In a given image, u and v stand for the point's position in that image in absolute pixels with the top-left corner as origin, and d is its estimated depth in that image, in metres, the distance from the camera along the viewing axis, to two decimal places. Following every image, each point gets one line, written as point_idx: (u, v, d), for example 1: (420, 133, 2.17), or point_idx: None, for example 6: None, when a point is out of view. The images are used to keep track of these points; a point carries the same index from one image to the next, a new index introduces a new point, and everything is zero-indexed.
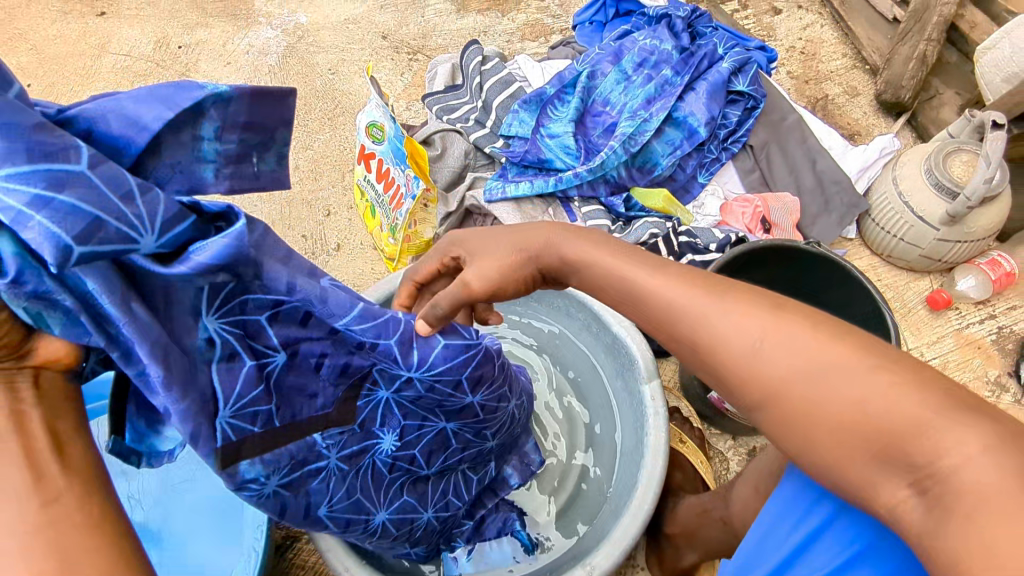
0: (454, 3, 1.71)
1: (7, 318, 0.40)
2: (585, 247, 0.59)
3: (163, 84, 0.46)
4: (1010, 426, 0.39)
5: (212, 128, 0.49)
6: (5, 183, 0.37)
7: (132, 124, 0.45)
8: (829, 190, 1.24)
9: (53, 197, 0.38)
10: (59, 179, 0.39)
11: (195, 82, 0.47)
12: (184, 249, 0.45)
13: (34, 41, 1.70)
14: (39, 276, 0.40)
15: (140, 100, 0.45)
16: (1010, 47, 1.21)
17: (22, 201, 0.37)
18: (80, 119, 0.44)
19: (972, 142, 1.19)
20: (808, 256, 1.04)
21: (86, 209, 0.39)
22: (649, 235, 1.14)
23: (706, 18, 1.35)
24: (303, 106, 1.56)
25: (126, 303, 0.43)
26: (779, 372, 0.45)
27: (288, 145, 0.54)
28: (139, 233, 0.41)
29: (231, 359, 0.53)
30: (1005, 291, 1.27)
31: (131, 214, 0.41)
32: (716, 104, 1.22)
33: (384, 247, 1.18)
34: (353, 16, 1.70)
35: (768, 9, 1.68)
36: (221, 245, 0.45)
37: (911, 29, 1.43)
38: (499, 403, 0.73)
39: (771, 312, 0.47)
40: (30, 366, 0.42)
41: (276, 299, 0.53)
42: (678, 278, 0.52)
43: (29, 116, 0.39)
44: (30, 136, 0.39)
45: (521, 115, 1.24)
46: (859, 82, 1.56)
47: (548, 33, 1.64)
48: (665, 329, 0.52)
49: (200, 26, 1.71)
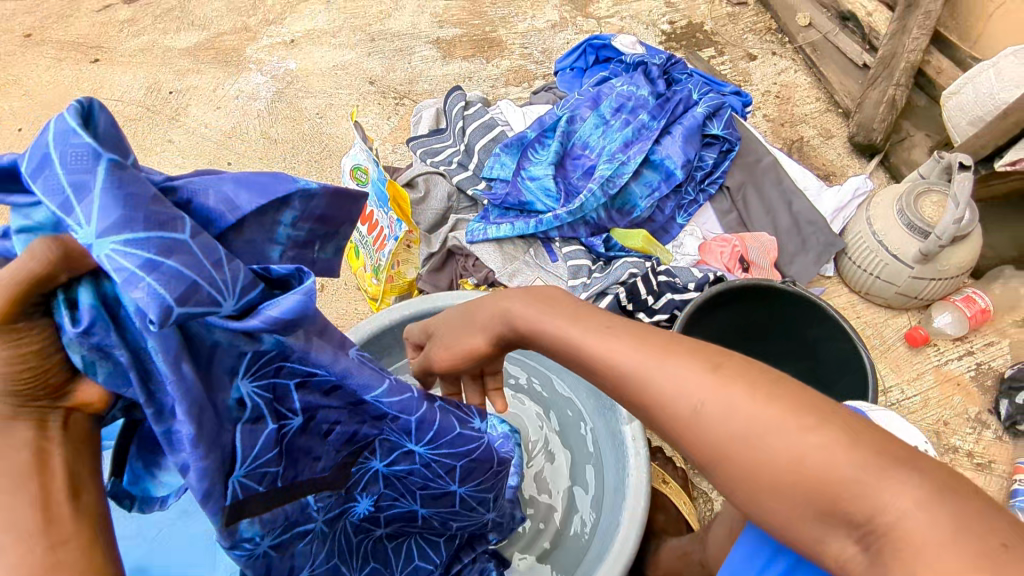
0: (440, 50, 1.76)
1: (59, 361, 0.41)
2: (531, 313, 0.56)
3: (263, 174, 0.49)
4: (942, 479, 0.39)
5: (290, 217, 0.52)
6: (122, 246, 0.38)
7: (228, 202, 0.47)
8: (805, 230, 1.26)
9: (162, 261, 0.39)
10: (169, 246, 0.39)
11: (290, 176, 0.51)
12: (255, 306, 0.46)
13: (27, 87, 1.73)
14: (107, 330, 0.41)
15: (242, 185, 0.48)
16: (973, 93, 1.26)
17: (135, 263, 0.38)
18: (183, 189, 0.45)
19: (941, 183, 1.23)
20: (786, 296, 1.05)
21: (189, 275, 0.40)
22: (628, 274, 1.15)
23: (682, 65, 1.40)
24: (291, 149, 1.59)
25: (178, 362, 0.43)
26: (718, 434, 0.44)
27: (347, 239, 0.58)
28: (223, 298, 0.42)
29: (256, 421, 0.51)
30: (981, 328, 1.29)
31: (220, 280, 0.42)
32: (692, 147, 1.25)
33: (367, 289, 1.17)
34: (341, 62, 1.75)
35: (743, 55, 1.74)
36: (294, 300, 0.46)
37: (880, 75, 1.48)
38: (478, 504, 0.75)
39: (708, 370, 0.45)
40: (64, 406, 0.42)
41: (310, 370, 0.53)
42: (621, 336, 0.50)
43: (145, 185, 0.41)
44: (149, 205, 0.40)
45: (503, 158, 1.27)
46: (832, 124, 1.61)
47: (531, 79, 1.69)
48: (617, 392, 0.50)
49: (191, 72, 1.75)
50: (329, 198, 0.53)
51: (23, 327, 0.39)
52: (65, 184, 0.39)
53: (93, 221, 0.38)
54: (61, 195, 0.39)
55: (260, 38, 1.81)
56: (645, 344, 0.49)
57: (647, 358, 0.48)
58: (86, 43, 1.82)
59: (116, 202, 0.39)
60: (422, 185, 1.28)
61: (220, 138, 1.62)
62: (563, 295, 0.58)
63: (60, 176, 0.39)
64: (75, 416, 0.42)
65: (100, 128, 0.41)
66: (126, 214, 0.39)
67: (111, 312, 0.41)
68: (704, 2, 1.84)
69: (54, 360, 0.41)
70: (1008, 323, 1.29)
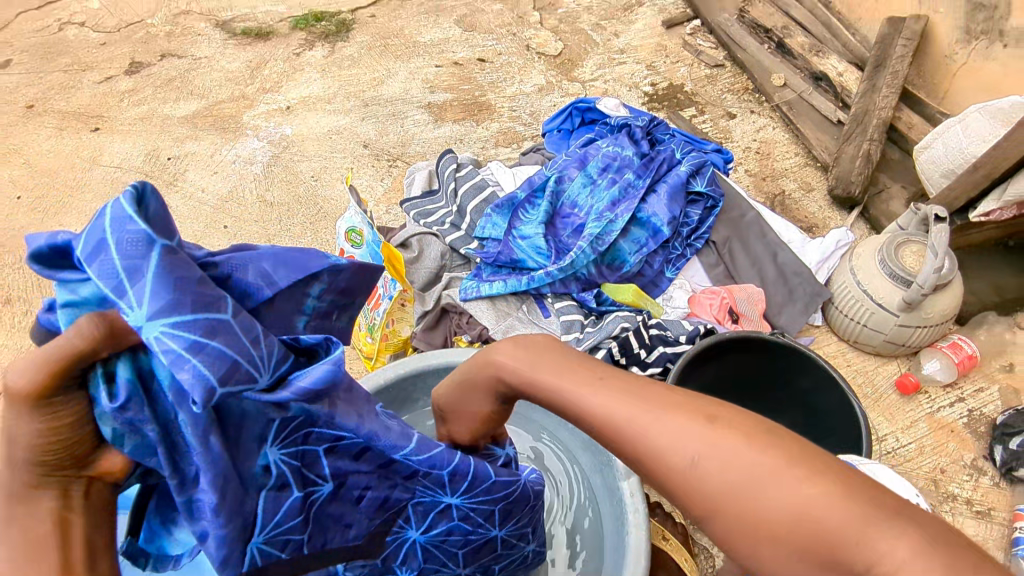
0: (432, 114, 1.82)
1: (88, 432, 0.42)
2: (519, 364, 0.55)
3: (297, 250, 0.52)
4: (932, 529, 0.40)
5: (318, 289, 0.54)
6: (168, 328, 0.40)
7: (267, 277, 0.49)
8: (791, 281, 1.29)
9: (206, 343, 0.41)
10: (212, 327, 0.41)
11: (321, 252, 0.54)
12: (284, 378, 0.47)
13: (28, 156, 1.78)
14: (141, 405, 0.42)
15: (279, 260, 0.50)
16: (942, 147, 1.33)
17: (180, 344, 0.40)
18: (224, 265, 0.47)
19: (919, 234, 1.27)
20: (772, 348, 1.08)
21: (231, 356, 0.42)
22: (620, 328, 1.16)
23: (665, 126, 1.46)
24: (286, 211, 1.63)
25: (206, 435, 0.44)
26: (717, 486, 0.43)
27: (358, 310, 0.60)
28: (259, 374, 0.44)
29: (280, 488, 0.51)
30: (970, 374, 1.30)
31: (258, 357, 0.44)
32: (677, 204, 1.29)
33: (361, 347, 1.18)
34: (336, 127, 1.80)
35: (723, 114, 1.81)
36: (323, 369, 0.46)
37: (854, 131, 1.59)
38: (519, 541, 0.74)
39: (704, 421, 0.45)
40: (87, 475, 0.43)
41: (338, 434, 0.53)
42: (611, 389, 0.49)
43: (192, 268, 0.42)
44: (194, 289, 0.42)
45: (494, 218, 1.30)
46: (812, 178, 1.66)
47: (520, 140, 1.75)
48: (608, 443, 0.49)
49: (189, 139, 1.80)
50: (354, 272, 0.56)
51: (59, 404, 0.40)
52: (119, 268, 0.40)
53: (145, 304, 0.40)
54: (114, 278, 0.40)
55: (257, 105, 1.87)
56: (639, 396, 0.48)
57: (643, 409, 0.47)
58: (88, 112, 1.88)
59: (166, 288, 0.41)
60: (416, 246, 1.31)
61: (217, 202, 1.65)
62: (554, 347, 0.56)
63: (118, 261, 0.40)
64: (96, 485, 0.43)
65: (154, 211, 0.43)
66: (176, 299, 0.41)
67: (144, 387, 0.43)
68: (683, 64, 1.93)
69: (84, 431, 0.42)
70: (996, 369, 1.30)
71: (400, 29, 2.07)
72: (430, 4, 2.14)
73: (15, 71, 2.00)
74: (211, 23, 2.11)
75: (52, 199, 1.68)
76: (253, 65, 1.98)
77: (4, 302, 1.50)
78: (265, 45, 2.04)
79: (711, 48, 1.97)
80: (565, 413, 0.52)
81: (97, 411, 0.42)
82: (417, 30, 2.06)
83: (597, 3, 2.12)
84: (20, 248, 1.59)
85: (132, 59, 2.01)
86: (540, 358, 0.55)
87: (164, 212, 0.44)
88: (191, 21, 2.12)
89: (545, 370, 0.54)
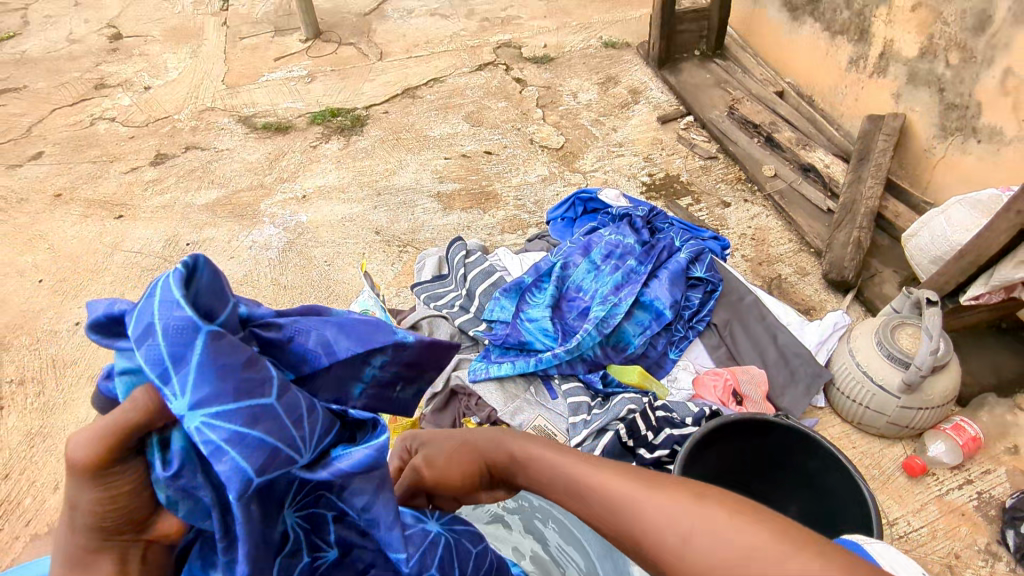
0: (441, 203, 1.91)
1: (147, 497, 0.44)
2: (529, 445, 0.59)
3: (367, 322, 0.56)
4: None
5: (380, 360, 0.57)
6: (211, 419, 0.42)
7: (328, 347, 0.53)
8: (792, 362, 1.32)
9: (248, 432, 0.43)
10: (255, 416, 0.43)
11: (391, 329, 0.57)
12: (327, 455, 0.51)
13: (52, 242, 1.85)
14: (194, 474, 0.44)
15: (344, 332, 0.54)
16: (928, 235, 1.40)
17: (221, 436, 0.42)
18: (288, 329, 0.51)
19: (913, 317, 1.32)
20: (778, 428, 1.09)
21: (271, 441, 0.44)
22: (627, 409, 1.17)
23: (664, 215, 1.54)
24: (299, 295, 1.68)
25: (248, 509, 0.45)
26: (713, 561, 0.43)
27: (427, 383, 0.63)
28: (300, 453, 0.46)
29: (292, 556, 0.53)
30: (976, 456, 1.31)
31: (299, 437, 0.46)
32: (678, 288, 1.34)
33: None
34: (349, 215, 1.89)
35: (718, 202, 1.90)
36: (362, 451, 0.52)
37: (845, 218, 1.68)
38: None
39: (693, 498, 0.47)
40: (145, 537, 0.46)
41: (347, 507, 0.56)
42: (610, 469, 0.52)
43: (241, 350, 0.44)
44: (239, 375, 0.43)
45: (502, 301, 1.35)
46: (807, 262, 1.72)
47: (525, 227, 1.83)
48: (607, 524, 0.51)
49: (208, 225, 1.88)
50: (421, 348, 0.60)
51: (118, 476, 0.42)
52: (165, 355, 0.42)
53: (189, 392, 0.42)
54: (160, 365, 0.42)
55: (274, 194, 1.97)
56: (633, 475, 0.51)
57: (635, 485, 0.50)
58: (112, 201, 1.97)
59: (209, 378, 0.42)
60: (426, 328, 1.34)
61: (232, 286, 1.71)
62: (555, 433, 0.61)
63: (164, 350, 0.42)
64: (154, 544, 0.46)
65: (200, 289, 0.44)
66: (219, 385, 0.42)
67: (200, 452, 0.44)
68: (678, 157, 2.04)
69: (144, 496, 0.44)
70: (1001, 450, 1.31)
71: (411, 124, 2.20)
72: (439, 102, 2.28)
73: (46, 162, 2.11)
74: (234, 118, 2.24)
75: (73, 283, 1.73)
76: (272, 157, 2.09)
77: (18, 384, 1.52)
78: (284, 138, 2.16)
79: (704, 141, 2.10)
80: (569, 493, 0.54)
81: (154, 476, 0.44)
82: (428, 125, 2.19)
83: (596, 101, 2.27)
84: (36, 330, 1.63)
85: (157, 151, 2.13)
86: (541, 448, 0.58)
87: (211, 288, 0.45)
88: (215, 116, 2.26)
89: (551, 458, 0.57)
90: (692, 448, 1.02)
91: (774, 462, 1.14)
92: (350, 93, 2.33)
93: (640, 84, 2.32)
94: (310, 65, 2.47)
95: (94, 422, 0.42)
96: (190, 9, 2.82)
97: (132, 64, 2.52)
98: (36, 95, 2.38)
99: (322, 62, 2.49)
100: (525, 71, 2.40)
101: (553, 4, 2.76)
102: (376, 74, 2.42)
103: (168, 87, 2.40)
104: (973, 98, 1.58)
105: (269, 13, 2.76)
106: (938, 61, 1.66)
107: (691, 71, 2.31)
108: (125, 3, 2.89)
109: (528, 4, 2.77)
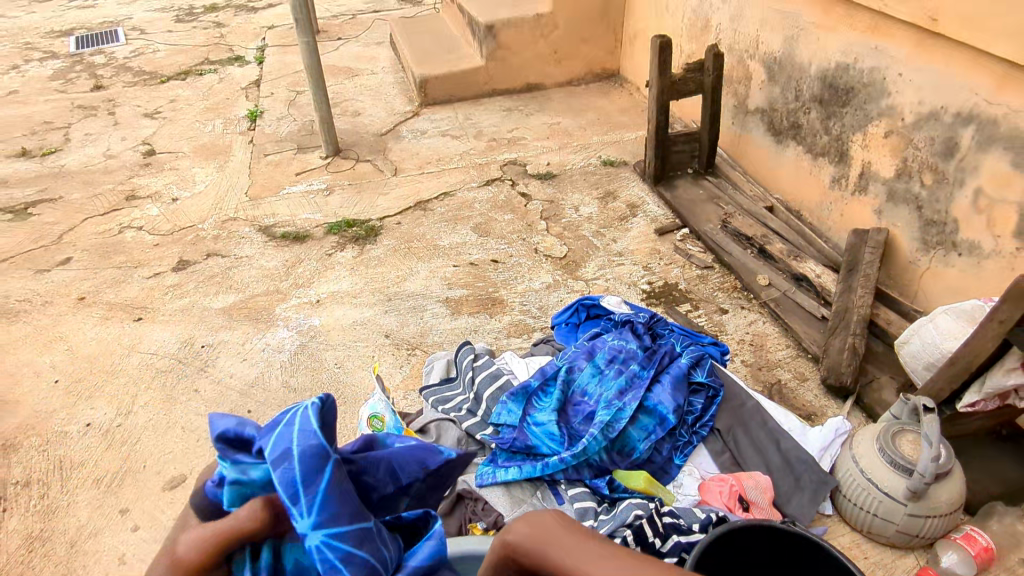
0: (449, 307, 1.99)
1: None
2: (538, 539, 0.56)
3: (424, 450, 0.72)
4: None
5: (422, 475, 0.73)
6: (329, 535, 0.59)
7: (393, 473, 0.70)
8: (797, 468, 1.33)
9: (353, 548, 0.60)
10: (357, 536, 0.61)
11: (440, 451, 0.73)
12: (402, 560, 0.66)
13: (72, 343, 1.91)
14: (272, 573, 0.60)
15: (406, 460, 0.71)
16: (919, 342, 1.46)
17: (333, 550, 0.59)
18: (365, 462, 0.68)
19: (912, 423, 1.34)
20: (784, 534, 1.10)
21: (368, 560, 0.61)
22: (633, 515, 1.18)
23: (664, 321, 1.60)
24: (309, 397, 1.71)
25: None
26: None
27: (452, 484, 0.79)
28: (386, 567, 0.63)
29: None
30: (990, 566, 1.29)
31: (383, 555, 0.63)
32: (681, 393, 1.38)
33: None
34: (361, 318, 1.96)
35: (716, 309, 1.98)
36: (428, 548, 0.67)
37: (839, 325, 1.74)
38: None
39: None
40: None
41: None
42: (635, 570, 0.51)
43: (348, 486, 0.62)
44: (347, 504, 0.61)
45: (509, 405, 1.38)
46: (805, 368, 1.77)
47: (530, 331, 1.89)
48: None
49: (223, 328, 1.95)
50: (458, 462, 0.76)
51: (217, 567, 0.58)
52: (297, 480, 0.58)
53: (313, 515, 0.58)
54: (291, 488, 0.58)
55: (289, 298, 2.05)
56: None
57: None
58: (133, 304, 2.05)
59: (327, 504, 0.59)
60: (433, 431, 1.39)
61: (244, 387, 1.75)
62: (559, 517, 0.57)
63: (297, 469, 0.58)
64: None
65: (326, 422, 0.62)
66: (336, 508, 0.60)
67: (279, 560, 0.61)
68: (676, 266, 2.15)
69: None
70: (1015, 561, 1.29)
71: (422, 234, 2.32)
72: (449, 213, 2.42)
73: (73, 267, 2.22)
74: (254, 228, 2.37)
75: (88, 384, 1.77)
76: (289, 264, 2.19)
77: (23, 485, 1.52)
78: (301, 246, 2.28)
79: (700, 251, 2.20)
80: None
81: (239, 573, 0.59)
82: (438, 235, 2.32)
83: (597, 214, 2.40)
84: (47, 430, 1.65)
85: (180, 257, 2.24)
86: (572, 534, 0.55)
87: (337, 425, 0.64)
88: (237, 225, 2.39)
89: (589, 546, 0.54)
90: (701, 554, 1.02)
91: (786, 566, 1.13)
92: (365, 206, 2.48)
93: (638, 198, 2.47)
94: (328, 180, 2.64)
95: (214, 524, 0.57)
96: (220, 129, 3.05)
97: (163, 178, 2.69)
98: (70, 206, 2.54)
99: (340, 177, 2.66)
100: (530, 186, 2.57)
101: (556, 126, 2.99)
102: (390, 188, 2.59)
103: (195, 198, 2.55)
104: (949, 215, 1.69)
105: (293, 133, 2.98)
106: (914, 182, 1.79)
107: (685, 187, 2.46)
108: (160, 123, 3.13)
109: (533, 126, 3.00)
